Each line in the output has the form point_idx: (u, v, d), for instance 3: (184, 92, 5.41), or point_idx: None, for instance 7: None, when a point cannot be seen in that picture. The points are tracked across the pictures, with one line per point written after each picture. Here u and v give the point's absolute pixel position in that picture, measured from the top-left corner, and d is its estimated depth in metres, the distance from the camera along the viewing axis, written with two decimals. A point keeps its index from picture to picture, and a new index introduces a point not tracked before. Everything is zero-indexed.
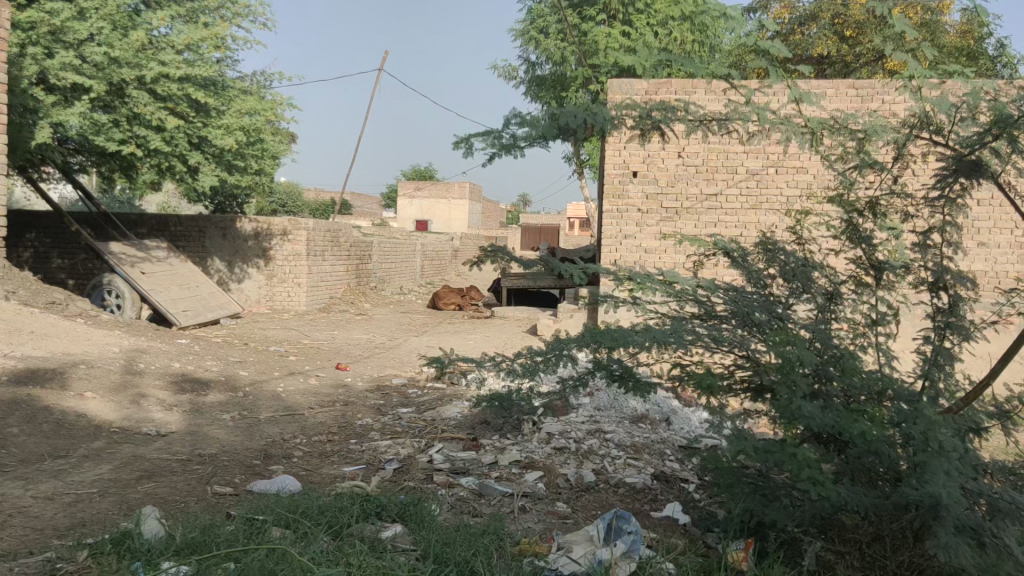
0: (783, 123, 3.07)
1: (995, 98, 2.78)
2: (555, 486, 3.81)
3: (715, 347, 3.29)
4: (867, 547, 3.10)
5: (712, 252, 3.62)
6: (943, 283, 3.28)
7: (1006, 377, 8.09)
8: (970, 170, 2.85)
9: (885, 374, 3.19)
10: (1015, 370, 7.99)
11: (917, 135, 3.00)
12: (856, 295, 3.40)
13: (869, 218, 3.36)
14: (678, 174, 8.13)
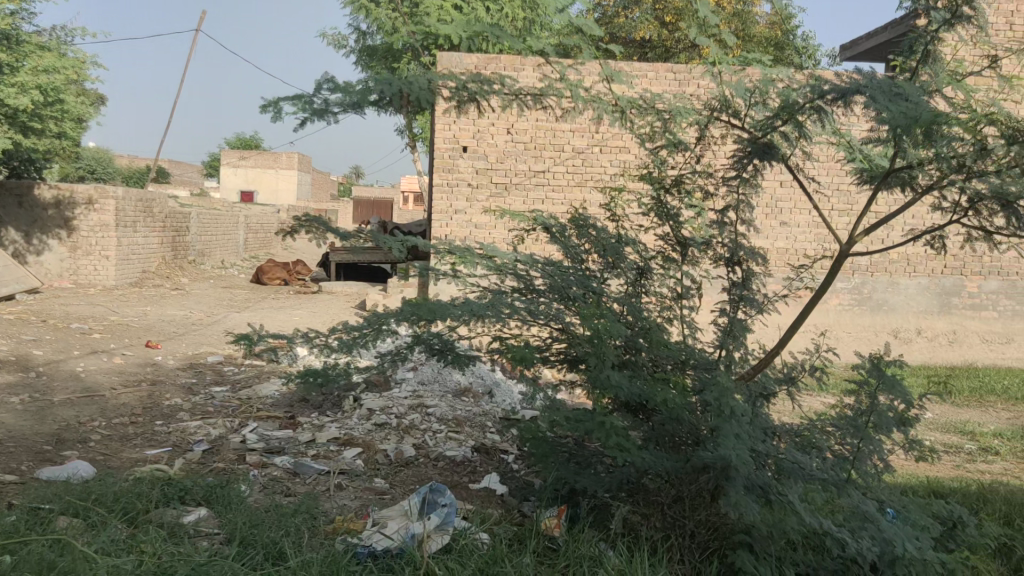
0: (594, 101, 3.15)
1: (785, 84, 2.95)
2: (373, 462, 3.77)
3: (532, 321, 3.37)
4: (668, 508, 3.29)
5: (532, 227, 3.69)
6: (736, 258, 3.46)
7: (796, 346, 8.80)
8: (763, 152, 3.05)
9: (687, 345, 3.37)
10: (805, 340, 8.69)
11: (717, 118, 3.15)
12: (664, 270, 3.56)
13: (676, 195, 3.53)
14: (507, 150, 8.21)
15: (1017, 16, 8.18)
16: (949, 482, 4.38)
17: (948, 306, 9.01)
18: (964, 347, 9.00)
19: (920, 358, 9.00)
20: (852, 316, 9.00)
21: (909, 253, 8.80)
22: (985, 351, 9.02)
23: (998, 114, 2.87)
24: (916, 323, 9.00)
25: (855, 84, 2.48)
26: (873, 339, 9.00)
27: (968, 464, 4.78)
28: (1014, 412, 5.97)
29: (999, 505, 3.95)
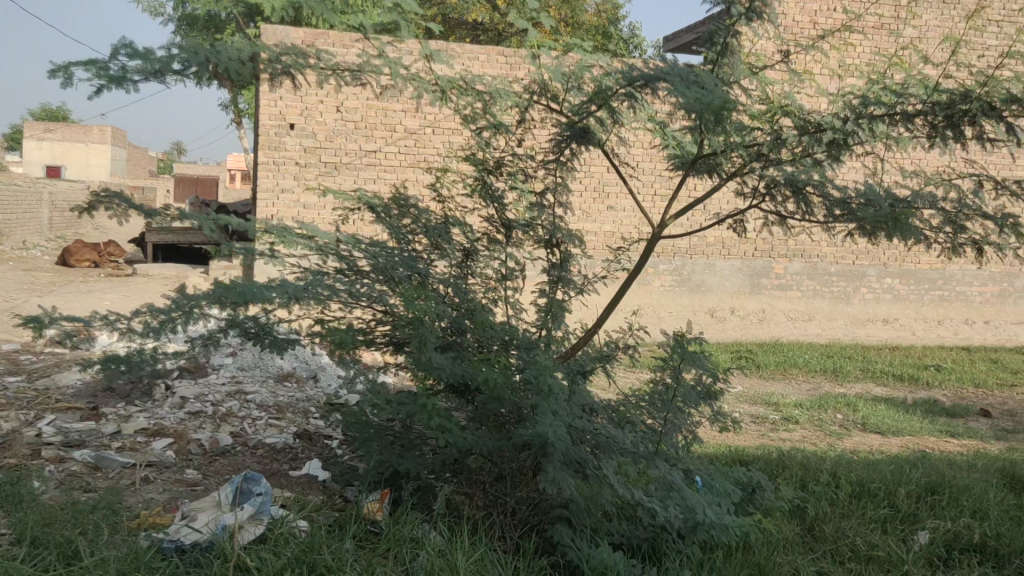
0: (414, 81, 3.17)
1: (599, 70, 3.03)
2: (185, 453, 3.60)
3: (354, 303, 3.31)
4: (490, 487, 3.30)
5: (357, 207, 3.63)
6: (555, 240, 3.55)
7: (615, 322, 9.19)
8: (579, 136, 3.14)
9: (510, 325, 3.40)
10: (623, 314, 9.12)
11: (536, 101, 3.22)
12: (488, 251, 3.57)
13: (499, 177, 3.57)
14: (336, 129, 8.03)
15: (819, 16, 8.85)
16: (753, 450, 4.70)
17: (759, 286, 9.67)
18: (772, 325, 9.70)
19: (734, 335, 9.60)
20: (673, 297, 9.46)
21: (724, 237, 9.35)
22: (790, 328, 9.76)
23: (788, 110, 3.12)
24: (731, 302, 9.59)
25: (659, 72, 2.58)
26: (692, 318, 9.51)
27: (771, 433, 5.15)
28: (813, 383, 6.51)
29: (794, 469, 4.29)
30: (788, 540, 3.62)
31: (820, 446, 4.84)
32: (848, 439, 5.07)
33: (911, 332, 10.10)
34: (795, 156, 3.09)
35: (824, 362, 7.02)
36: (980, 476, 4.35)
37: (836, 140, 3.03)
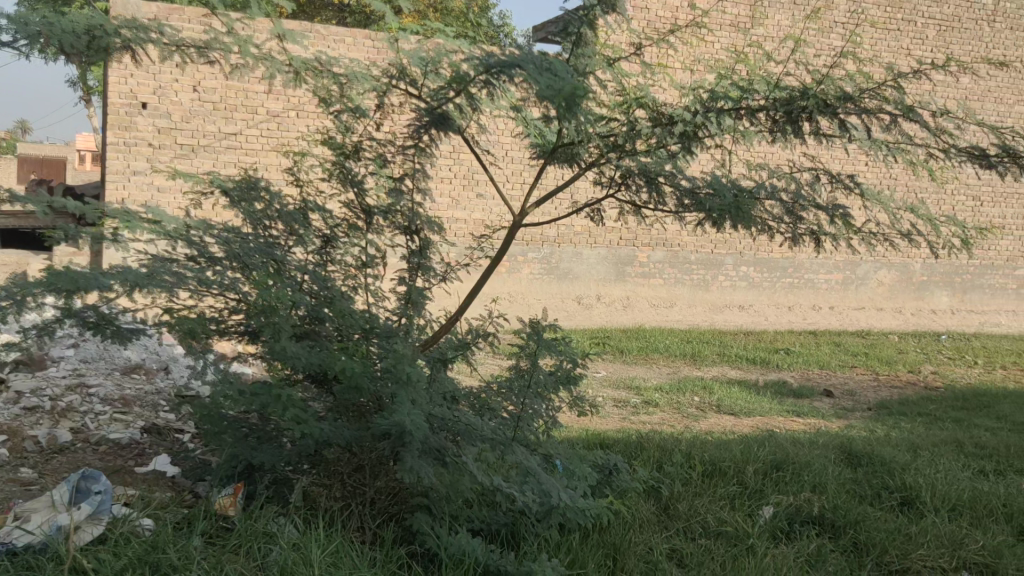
0: (266, 59, 3.09)
1: (456, 55, 3.01)
2: (18, 451, 3.36)
3: (206, 292, 3.15)
4: (348, 477, 3.27)
5: (209, 190, 3.48)
6: (415, 227, 3.56)
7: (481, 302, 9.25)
8: (438, 122, 3.12)
9: (370, 314, 3.34)
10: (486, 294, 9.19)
11: (395, 85, 3.18)
12: (348, 238, 3.49)
13: (358, 162, 3.50)
14: (193, 109, 7.72)
15: (679, 12, 9.19)
16: (612, 433, 4.84)
17: (623, 274, 9.96)
18: (637, 312, 10.00)
19: (600, 320, 9.79)
20: (540, 284, 9.57)
21: (591, 226, 9.55)
22: (652, 314, 10.09)
23: (643, 101, 3.18)
24: (596, 290, 9.83)
25: (511, 59, 2.58)
26: (560, 305, 9.64)
27: (632, 416, 5.31)
28: (672, 367, 6.76)
29: (651, 451, 4.44)
30: (646, 519, 3.74)
31: (677, 428, 5.03)
32: (703, 421, 5.28)
33: (764, 317, 10.68)
34: (649, 148, 3.19)
35: (683, 347, 7.30)
36: (821, 452, 4.63)
37: (687, 132, 3.15)
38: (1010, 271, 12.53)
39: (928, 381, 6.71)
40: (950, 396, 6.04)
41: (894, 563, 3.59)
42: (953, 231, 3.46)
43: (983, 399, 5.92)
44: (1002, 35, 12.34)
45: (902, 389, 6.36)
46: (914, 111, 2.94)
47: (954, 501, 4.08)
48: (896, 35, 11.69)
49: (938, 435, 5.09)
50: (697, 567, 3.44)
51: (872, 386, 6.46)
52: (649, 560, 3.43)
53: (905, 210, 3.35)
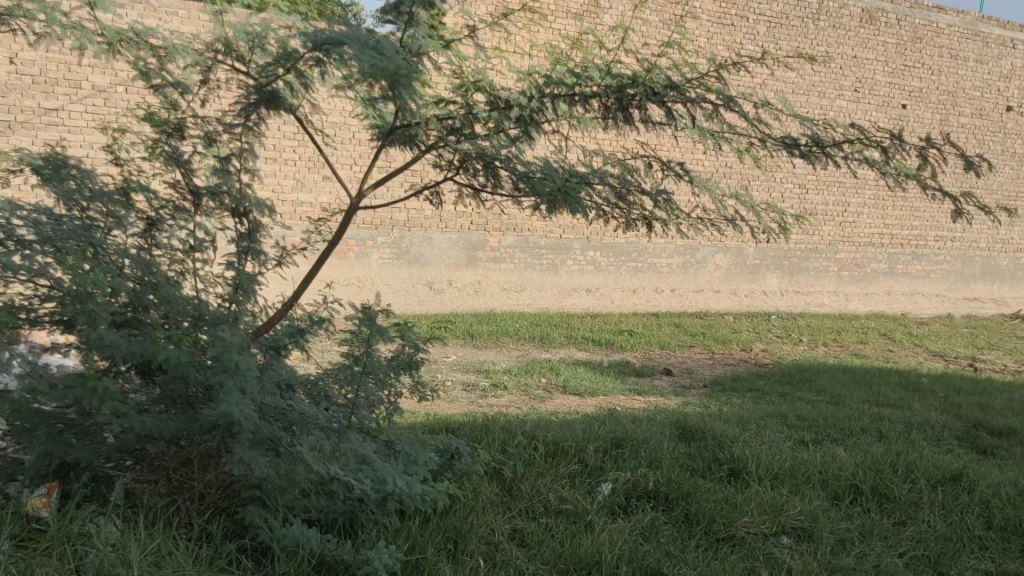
0: (75, 28, 2.87)
1: (285, 30, 2.88)
2: None
3: (12, 280, 2.84)
4: (174, 472, 3.09)
5: (16, 169, 3.19)
6: (242, 209, 3.37)
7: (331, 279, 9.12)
8: (268, 100, 2.95)
9: (197, 300, 3.18)
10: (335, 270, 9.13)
11: (220, 61, 3.05)
12: (174, 220, 3.33)
13: (183, 141, 3.32)
14: (9, 83, 7.17)
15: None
16: (458, 416, 4.86)
17: (476, 260, 10.13)
18: (487, 296, 10.15)
19: (451, 305, 9.87)
20: (391, 269, 9.57)
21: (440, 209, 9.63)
22: (504, 298, 10.25)
23: (481, 85, 3.23)
24: (448, 274, 9.95)
25: (338, 36, 2.49)
26: (412, 290, 9.68)
27: (480, 399, 5.33)
28: (521, 350, 6.85)
29: (495, 433, 4.49)
30: (489, 501, 3.78)
31: (523, 409, 5.10)
32: (550, 401, 5.38)
33: (612, 301, 11.05)
34: (488, 132, 3.19)
35: (532, 330, 7.42)
36: (658, 429, 4.82)
37: (524, 117, 3.15)
38: (832, 254, 13.54)
39: (758, 357, 7.13)
40: (776, 371, 6.45)
41: (721, 531, 3.78)
42: (772, 217, 3.66)
43: (805, 374, 6.35)
44: (825, 34, 13.22)
45: (735, 366, 6.73)
46: (733, 101, 3.09)
47: (776, 470, 4.34)
48: (730, 30, 12.29)
49: (765, 408, 5.41)
50: (537, 546, 3.51)
51: (708, 363, 6.80)
52: (490, 541, 3.48)
53: (730, 197, 3.52)
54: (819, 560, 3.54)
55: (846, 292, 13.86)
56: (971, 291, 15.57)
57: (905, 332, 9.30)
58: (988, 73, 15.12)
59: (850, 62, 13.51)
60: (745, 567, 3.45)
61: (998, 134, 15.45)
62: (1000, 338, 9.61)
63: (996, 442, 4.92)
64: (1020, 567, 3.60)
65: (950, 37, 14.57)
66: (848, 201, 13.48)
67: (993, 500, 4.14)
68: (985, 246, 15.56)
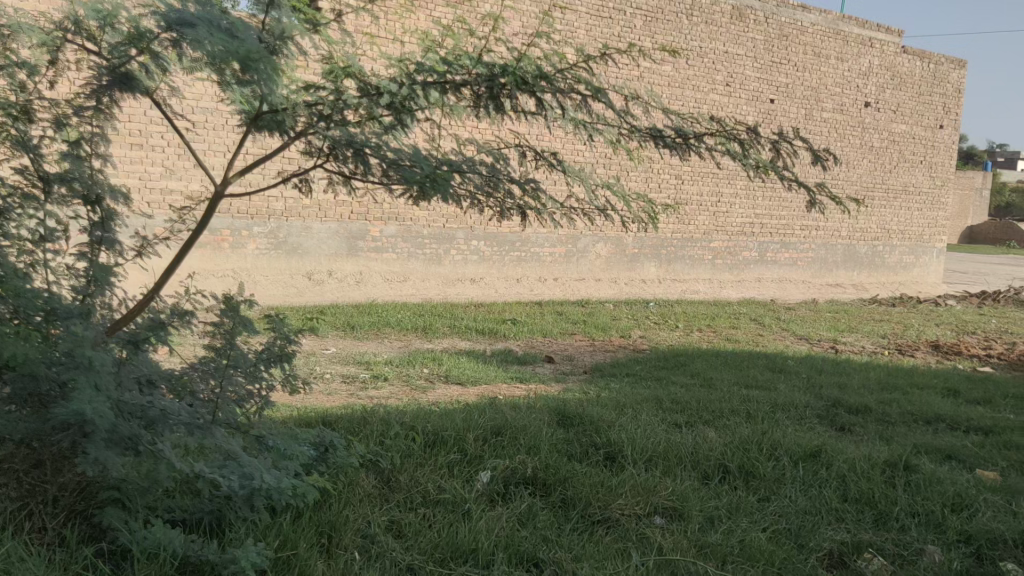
0: None
1: (137, 8, 2.72)
2: None
3: None
4: (25, 476, 2.90)
5: None
6: (95, 197, 3.20)
7: (192, 268, 9.08)
8: (121, 83, 2.82)
9: (49, 293, 2.99)
10: (201, 260, 9.09)
11: (70, 40, 2.88)
12: (22, 209, 3.11)
13: (32, 124, 3.11)
14: None
15: None
16: (336, 409, 4.78)
17: (356, 249, 10.34)
18: (370, 286, 10.28)
19: (332, 296, 9.93)
20: (267, 260, 9.60)
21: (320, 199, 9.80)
22: (386, 288, 10.48)
23: (350, 71, 3.18)
24: (328, 265, 10.09)
25: (191, 16, 2.37)
26: (289, 280, 9.70)
27: (359, 391, 5.26)
28: (403, 341, 6.79)
29: (373, 425, 4.44)
30: (367, 493, 3.74)
31: (403, 400, 5.07)
32: (431, 391, 5.36)
33: (495, 289, 11.40)
34: (359, 120, 3.14)
35: (414, 320, 7.39)
36: (537, 416, 4.88)
37: (395, 104, 3.12)
38: (706, 243, 14.09)
39: (636, 344, 7.32)
40: (653, 357, 6.65)
41: (596, 514, 3.86)
42: (642, 207, 3.74)
43: (680, 359, 6.56)
44: (698, 29, 13.67)
45: (615, 352, 6.88)
46: (601, 93, 3.13)
47: (650, 453, 4.46)
48: (608, 23, 12.53)
49: (642, 393, 5.56)
50: (414, 537, 3.49)
51: (588, 350, 6.92)
52: (366, 534, 3.44)
53: (601, 187, 3.55)
54: (689, 538, 3.66)
55: (720, 279, 14.43)
56: (834, 277, 16.44)
57: (773, 317, 9.74)
58: (849, 71, 15.97)
59: (722, 57, 14.01)
60: (618, 548, 3.53)
61: (858, 129, 16.34)
62: (859, 322, 10.19)
63: (853, 419, 5.22)
64: (872, 536, 3.83)
65: (813, 36, 15.32)
66: (720, 191, 14.08)
67: (849, 474, 4.38)
68: (847, 235, 16.48)
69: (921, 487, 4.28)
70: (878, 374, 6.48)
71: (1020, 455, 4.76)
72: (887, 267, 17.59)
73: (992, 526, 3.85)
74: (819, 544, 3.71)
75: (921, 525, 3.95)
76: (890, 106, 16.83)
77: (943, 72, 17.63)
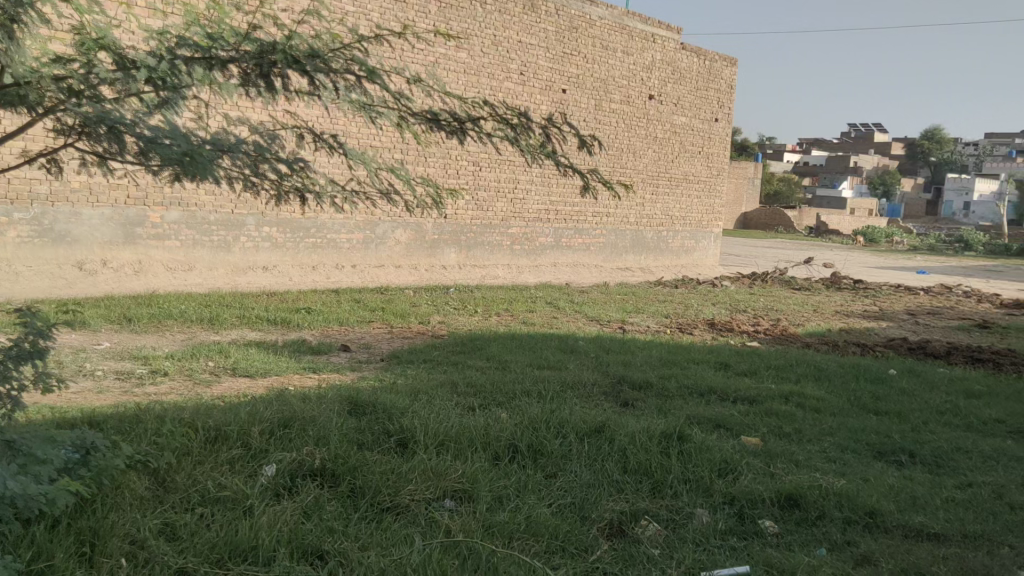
0: None
1: None
2: None
3: None
4: None
5: None
6: None
7: None
8: None
9: None
10: None
11: None
12: None
13: None
14: None
15: None
16: (108, 408, 4.46)
17: (134, 236, 9.71)
18: (150, 276, 9.74)
19: (107, 287, 9.30)
20: (30, 249, 8.79)
21: (90, 182, 9.12)
22: (169, 277, 9.96)
23: (104, 43, 2.92)
24: (101, 254, 9.41)
25: None
26: (56, 271, 8.96)
27: (136, 389, 4.92)
28: (187, 333, 6.42)
29: (149, 424, 4.18)
30: (139, 497, 3.51)
31: (186, 395, 4.80)
32: (216, 385, 5.12)
33: (288, 277, 11.18)
34: (117, 96, 2.89)
35: (200, 311, 7.03)
36: (328, 406, 4.78)
37: (155, 78, 2.91)
38: (503, 229, 14.43)
39: (434, 330, 7.33)
40: (450, 342, 6.70)
41: (385, 502, 3.83)
42: (426, 191, 3.74)
43: (476, 343, 6.66)
44: (492, 18, 13.89)
45: (411, 339, 6.87)
46: (375, 74, 3.11)
47: (441, 437, 4.50)
48: (402, 7, 12.44)
49: (436, 378, 5.59)
50: (189, 538, 3.30)
51: (385, 338, 6.85)
52: (135, 540, 3.22)
53: (386, 170, 3.50)
54: (476, 518, 3.71)
55: (517, 264, 14.84)
56: (623, 261, 17.34)
57: (567, 300, 10.11)
58: (634, 64, 16.81)
59: (515, 46, 14.32)
60: (405, 533, 3.51)
61: (644, 120, 17.27)
62: (644, 303, 10.81)
63: (635, 395, 5.51)
64: (648, 504, 4.06)
65: (601, 29, 15.99)
66: (516, 178, 14.44)
67: (629, 446, 4.61)
68: (634, 221, 17.44)
69: (692, 455, 4.58)
70: (659, 351, 6.90)
71: (779, 420, 5.23)
72: (671, 252, 18.74)
73: (752, 488, 4.19)
74: (600, 515, 3.88)
75: (691, 490, 4.23)
76: (672, 100, 17.93)
77: (718, 69, 18.97)
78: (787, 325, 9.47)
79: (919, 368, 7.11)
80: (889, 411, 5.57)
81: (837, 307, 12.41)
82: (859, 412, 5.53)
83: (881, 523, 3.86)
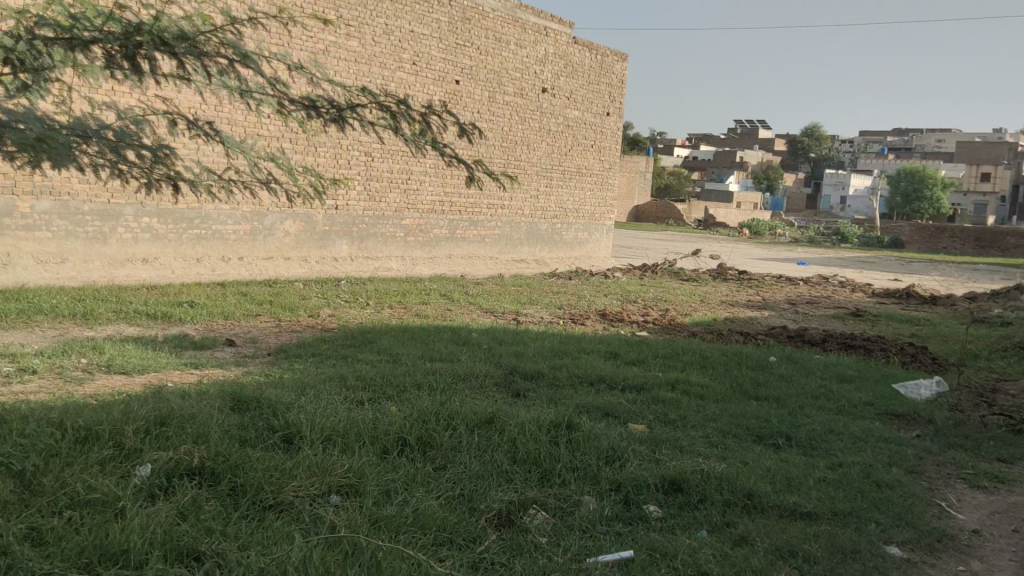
0: None
1: None
2: None
3: None
4: None
5: None
6: None
7: None
8: None
9: None
10: None
11: None
12: None
13: None
14: None
15: None
16: None
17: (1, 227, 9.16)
18: (18, 269, 9.22)
19: None
20: None
21: None
22: (40, 270, 9.45)
23: None
24: None
25: None
26: None
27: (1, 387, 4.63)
28: (58, 329, 6.10)
29: (13, 425, 3.94)
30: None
31: (55, 394, 4.55)
32: (89, 382, 4.87)
33: (170, 269, 10.78)
34: None
35: (72, 306, 6.68)
36: (209, 403, 4.62)
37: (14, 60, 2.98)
38: (397, 221, 14.30)
39: (324, 323, 7.20)
40: (340, 335, 6.58)
41: (267, 500, 3.72)
42: (308, 181, 3.66)
43: (367, 337, 6.55)
44: (383, 6, 13.71)
45: (300, 332, 6.71)
46: (247, 58, 3.21)
47: (328, 432, 4.40)
48: None
49: (325, 372, 5.48)
50: (54, 544, 3.13)
51: (273, 332, 6.68)
52: None
53: (266, 159, 3.39)
54: (362, 514, 3.64)
55: (412, 256, 14.73)
56: (518, 253, 17.48)
57: (461, 292, 10.06)
58: (527, 57, 16.91)
59: (407, 36, 14.18)
60: (287, 531, 3.42)
61: (538, 112, 17.40)
62: (537, 294, 10.89)
63: (526, 385, 5.54)
64: (536, 492, 4.08)
65: (494, 22, 16.01)
66: (409, 169, 14.34)
67: (518, 436, 4.63)
68: (528, 213, 17.58)
69: (580, 443, 4.63)
70: (551, 342, 6.96)
71: (665, 408, 5.35)
72: (565, 243, 18.97)
73: (638, 473, 4.27)
74: (488, 506, 3.87)
75: (579, 478, 4.28)
76: (564, 93, 18.13)
77: (609, 63, 19.23)
78: (675, 315, 9.71)
79: (797, 354, 7.42)
80: (768, 396, 5.79)
81: (723, 297, 12.83)
82: (741, 398, 5.72)
83: (758, 504, 4.01)
